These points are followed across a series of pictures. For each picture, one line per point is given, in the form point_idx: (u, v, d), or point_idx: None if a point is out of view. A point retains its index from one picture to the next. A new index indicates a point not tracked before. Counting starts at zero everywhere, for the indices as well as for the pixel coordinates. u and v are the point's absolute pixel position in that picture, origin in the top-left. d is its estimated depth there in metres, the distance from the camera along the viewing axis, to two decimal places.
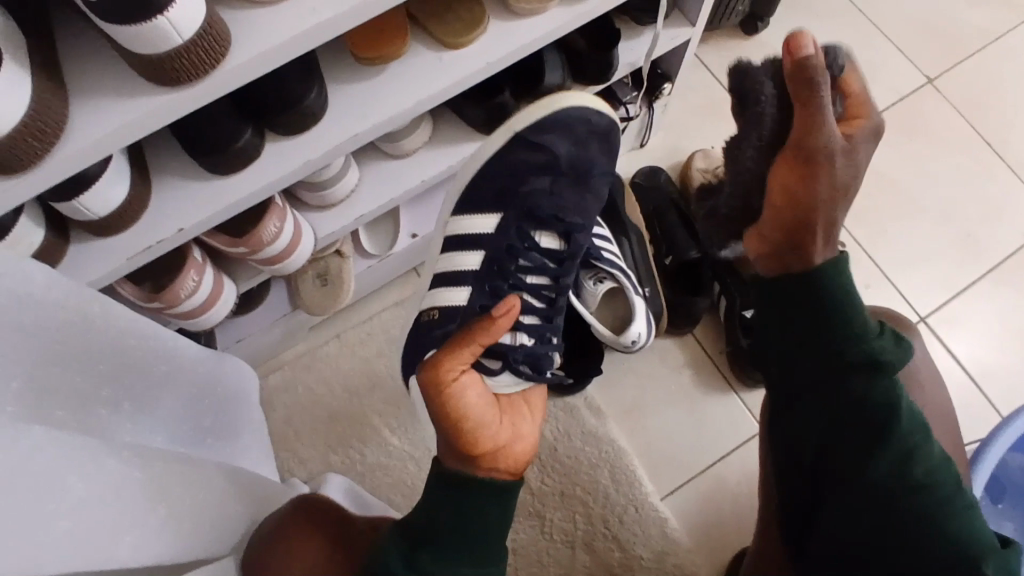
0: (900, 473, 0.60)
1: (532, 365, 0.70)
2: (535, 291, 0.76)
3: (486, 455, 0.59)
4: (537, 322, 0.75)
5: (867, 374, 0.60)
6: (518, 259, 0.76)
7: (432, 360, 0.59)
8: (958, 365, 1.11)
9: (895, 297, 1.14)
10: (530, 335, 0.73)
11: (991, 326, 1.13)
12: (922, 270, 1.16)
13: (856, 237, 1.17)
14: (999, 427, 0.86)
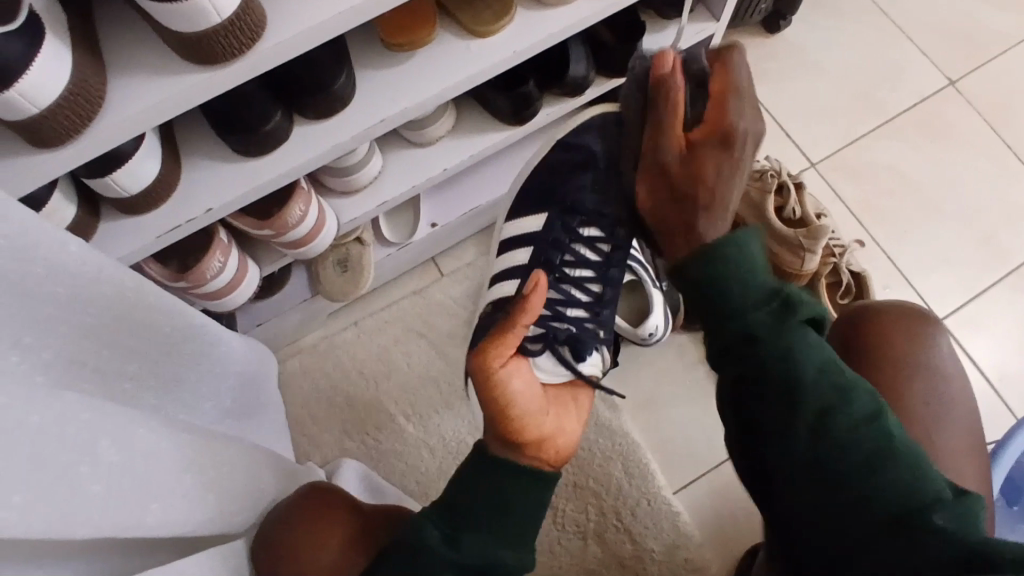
0: (826, 427, 0.55)
1: (573, 349, 0.71)
2: (580, 284, 0.77)
3: (531, 444, 0.60)
4: (583, 314, 0.76)
5: (766, 316, 0.57)
6: (564, 253, 0.77)
7: (481, 347, 0.60)
8: (975, 368, 1.10)
9: (913, 298, 1.14)
10: (573, 324, 0.74)
11: (1010, 330, 1.12)
12: (940, 272, 1.15)
13: (875, 237, 1.17)
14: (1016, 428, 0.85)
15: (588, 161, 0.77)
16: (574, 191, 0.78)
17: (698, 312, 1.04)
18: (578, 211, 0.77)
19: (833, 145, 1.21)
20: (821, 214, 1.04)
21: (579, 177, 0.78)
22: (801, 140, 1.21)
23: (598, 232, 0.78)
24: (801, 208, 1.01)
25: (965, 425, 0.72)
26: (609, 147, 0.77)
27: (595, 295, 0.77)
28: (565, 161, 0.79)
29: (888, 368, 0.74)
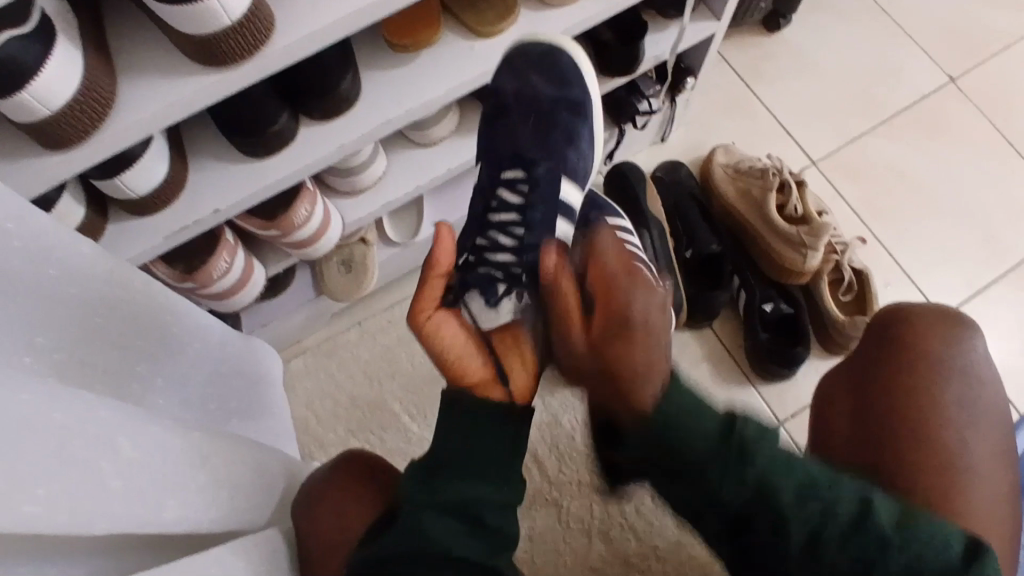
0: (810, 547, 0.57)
1: (485, 290, 0.69)
2: (502, 228, 0.74)
3: (478, 385, 0.63)
4: (510, 258, 0.72)
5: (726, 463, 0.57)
6: (492, 201, 0.77)
7: (410, 304, 0.66)
8: None
9: (915, 295, 1.14)
10: (499, 268, 0.72)
11: (1012, 326, 1.13)
12: (940, 268, 1.16)
13: (877, 234, 1.17)
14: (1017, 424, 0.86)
15: (501, 107, 0.79)
16: (501, 138, 0.79)
17: (702, 311, 1.04)
18: (504, 157, 0.78)
19: (834, 143, 1.22)
20: (822, 212, 1.04)
21: (503, 125, 0.79)
22: (802, 138, 1.22)
23: (518, 173, 0.77)
24: (802, 205, 1.02)
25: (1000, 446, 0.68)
26: (518, 83, 0.78)
27: (520, 238, 0.74)
28: (490, 113, 0.80)
29: (929, 373, 0.70)
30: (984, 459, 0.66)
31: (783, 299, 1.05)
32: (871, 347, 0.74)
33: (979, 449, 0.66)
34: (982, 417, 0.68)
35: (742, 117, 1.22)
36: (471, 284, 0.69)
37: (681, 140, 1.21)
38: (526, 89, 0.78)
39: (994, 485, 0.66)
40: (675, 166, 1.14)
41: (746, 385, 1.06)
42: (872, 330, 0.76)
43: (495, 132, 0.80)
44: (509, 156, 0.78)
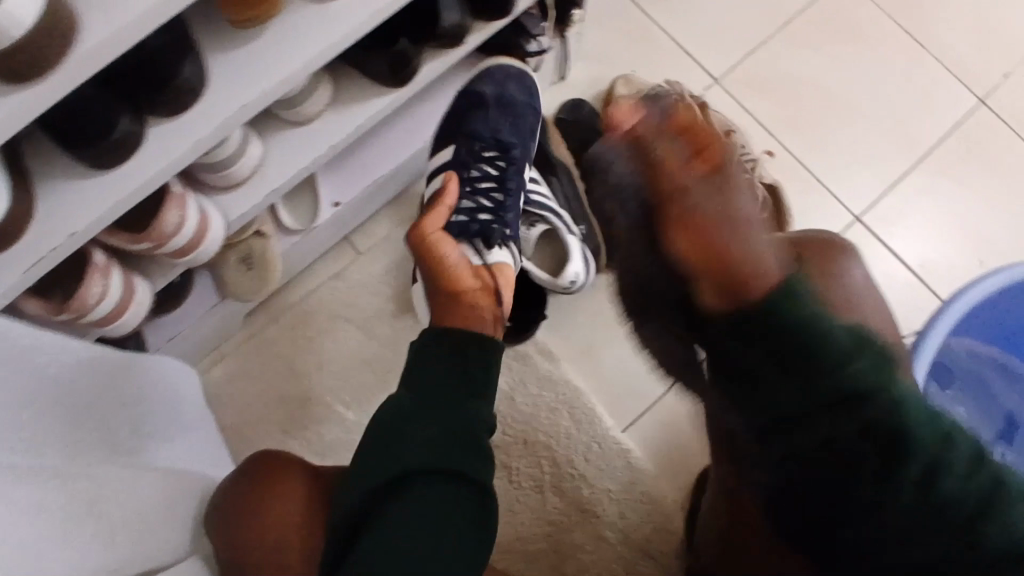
0: (923, 481, 0.53)
1: (484, 238, 0.86)
2: (484, 194, 0.91)
3: (465, 294, 0.80)
4: (490, 215, 0.89)
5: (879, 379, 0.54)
6: (469, 170, 0.93)
7: (415, 227, 0.83)
8: (898, 258, 1.12)
9: (830, 200, 1.14)
10: (484, 216, 0.89)
11: (925, 216, 1.14)
12: (851, 172, 1.16)
13: (788, 145, 1.16)
14: (937, 315, 0.87)
15: (478, 100, 0.96)
16: (472, 123, 0.95)
17: None
18: (476, 136, 0.95)
19: (735, 57, 1.19)
20: (728, 129, 1.02)
21: (474, 115, 0.96)
22: (701, 58, 1.18)
23: (493, 151, 0.95)
24: (705, 126, 1.00)
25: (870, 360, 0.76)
26: (496, 89, 0.97)
27: (498, 203, 0.91)
28: (463, 103, 0.96)
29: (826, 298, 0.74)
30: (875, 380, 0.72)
31: None
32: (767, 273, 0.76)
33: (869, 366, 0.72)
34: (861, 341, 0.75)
35: (639, 43, 1.18)
36: (473, 234, 0.86)
37: (581, 76, 1.16)
38: (504, 92, 0.97)
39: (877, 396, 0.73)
40: (574, 104, 1.09)
41: None
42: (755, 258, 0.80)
43: (471, 116, 0.96)
44: (483, 137, 0.95)
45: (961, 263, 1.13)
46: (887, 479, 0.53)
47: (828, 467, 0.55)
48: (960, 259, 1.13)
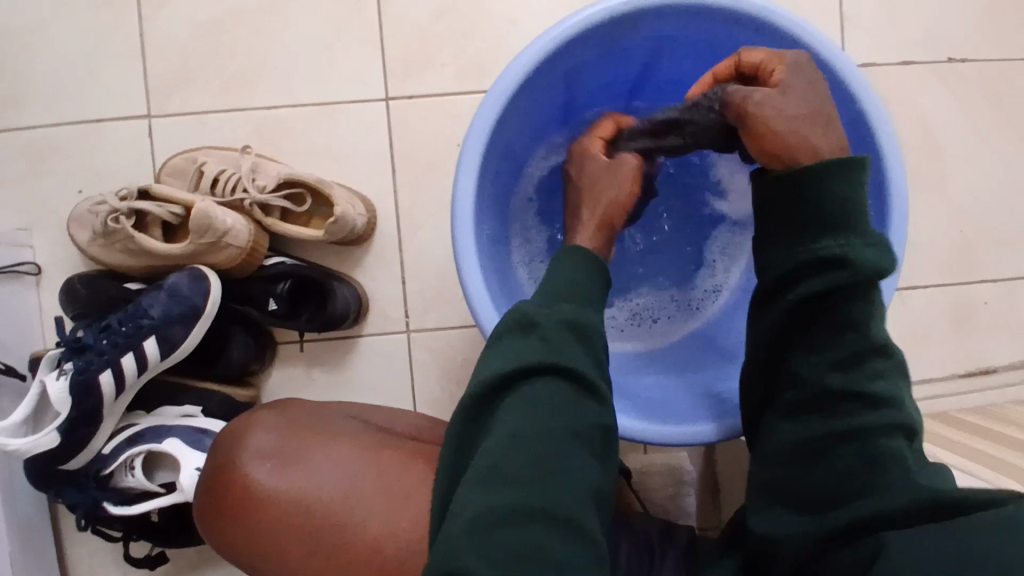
0: (853, 438, 0.49)
1: (75, 357, 0.76)
2: (101, 340, 0.77)
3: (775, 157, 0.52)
4: (94, 356, 0.77)
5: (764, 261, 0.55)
6: (116, 321, 0.78)
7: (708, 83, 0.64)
8: (454, 78, 0.94)
9: (349, 95, 0.94)
10: (96, 346, 0.77)
11: (434, 12, 0.93)
12: (343, 52, 0.94)
13: (265, 94, 0.94)
14: (490, 203, 0.69)
15: (166, 289, 0.79)
16: (152, 300, 0.79)
17: (235, 377, 0.87)
18: (160, 298, 0.79)
19: (135, 73, 0.94)
20: (202, 168, 0.86)
21: (152, 300, 0.79)
22: (111, 108, 0.95)
23: (139, 316, 0.78)
24: (172, 202, 0.82)
25: (358, 409, 0.76)
26: (188, 291, 0.79)
27: (115, 356, 0.77)
28: (167, 294, 0.79)
29: (313, 426, 0.69)
30: (396, 426, 0.75)
31: (274, 282, 0.85)
32: (273, 474, 0.64)
33: (384, 426, 0.74)
34: (352, 407, 0.76)
35: (52, 162, 0.95)
36: (94, 325, 0.79)
37: (52, 247, 0.95)
38: (179, 295, 0.79)
39: (410, 424, 0.76)
40: (69, 288, 0.88)
41: (356, 346, 0.93)
42: (251, 473, 0.65)
43: (148, 294, 0.80)
44: (149, 315, 0.78)
45: (512, 23, 0.93)
46: (836, 405, 0.50)
47: (782, 381, 0.54)
48: (499, 14, 0.93)
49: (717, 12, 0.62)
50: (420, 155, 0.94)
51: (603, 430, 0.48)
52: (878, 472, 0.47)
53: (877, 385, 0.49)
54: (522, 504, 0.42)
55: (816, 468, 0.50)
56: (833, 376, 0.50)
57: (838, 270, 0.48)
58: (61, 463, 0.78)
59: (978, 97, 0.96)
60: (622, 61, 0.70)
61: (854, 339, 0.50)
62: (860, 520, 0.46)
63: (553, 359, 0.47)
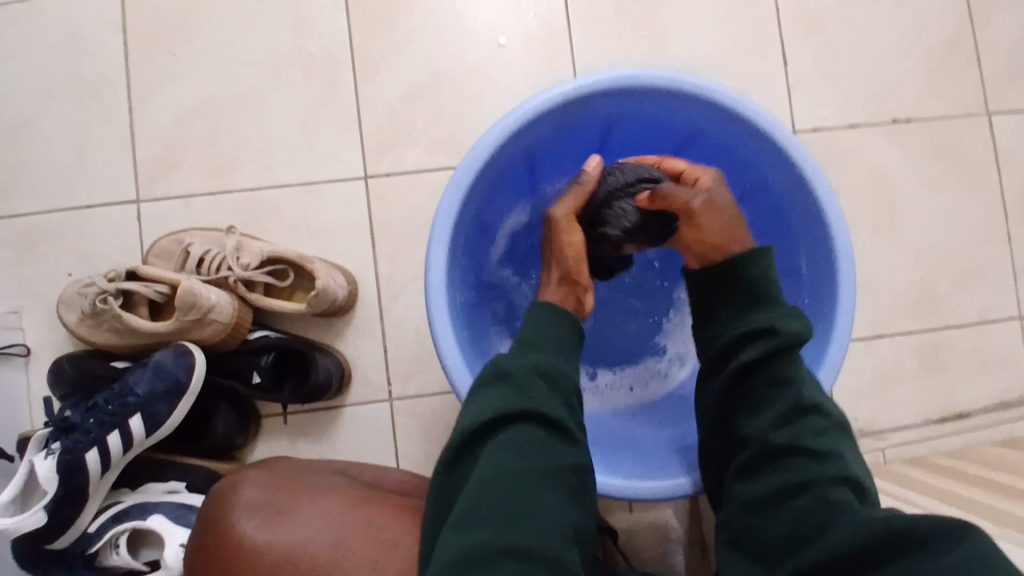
0: (806, 486, 0.51)
1: (62, 437, 0.78)
2: (88, 419, 0.79)
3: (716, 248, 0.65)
4: (80, 435, 0.78)
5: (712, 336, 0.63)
6: (103, 400, 0.80)
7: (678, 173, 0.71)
8: (429, 155, 0.99)
9: (330, 174, 0.99)
10: (83, 425, 0.78)
11: (408, 95, 0.99)
12: (322, 134, 0.99)
13: (249, 176, 0.99)
14: (461, 274, 0.72)
15: (152, 366, 0.81)
16: (138, 377, 0.81)
17: (220, 450, 0.89)
18: (146, 375, 0.81)
19: (125, 160, 0.99)
20: (187, 248, 0.90)
21: (138, 377, 0.81)
22: (100, 194, 0.99)
23: (126, 394, 0.80)
24: (158, 281, 0.85)
25: (347, 467, 0.77)
26: (174, 367, 0.81)
27: (101, 435, 0.79)
28: (153, 371, 0.81)
29: (302, 483, 0.69)
30: (383, 481, 0.76)
31: (258, 355, 0.88)
32: (261, 527, 0.64)
33: (370, 481, 0.75)
34: (341, 466, 0.77)
35: (42, 246, 0.98)
36: (81, 404, 0.80)
37: (41, 329, 0.97)
38: (165, 371, 0.81)
39: (396, 479, 0.76)
40: (57, 370, 0.90)
41: (340, 415, 0.95)
42: (240, 526, 0.64)
43: (135, 372, 0.82)
44: (136, 392, 0.80)
45: (481, 102, 1.00)
46: (786, 458, 0.53)
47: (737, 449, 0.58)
48: (469, 95, 1.00)
49: (664, 92, 0.67)
50: (399, 228, 0.98)
51: (576, 470, 0.51)
52: (830, 516, 0.48)
53: (824, 439, 0.53)
54: (504, 538, 0.44)
55: (778, 517, 0.51)
56: (772, 431, 0.55)
57: (768, 337, 0.57)
58: (47, 542, 0.78)
59: (923, 154, 1.02)
60: (581, 138, 0.76)
61: (791, 395, 0.55)
62: (823, 562, 0.47)
63: (525, 405, 0.51)
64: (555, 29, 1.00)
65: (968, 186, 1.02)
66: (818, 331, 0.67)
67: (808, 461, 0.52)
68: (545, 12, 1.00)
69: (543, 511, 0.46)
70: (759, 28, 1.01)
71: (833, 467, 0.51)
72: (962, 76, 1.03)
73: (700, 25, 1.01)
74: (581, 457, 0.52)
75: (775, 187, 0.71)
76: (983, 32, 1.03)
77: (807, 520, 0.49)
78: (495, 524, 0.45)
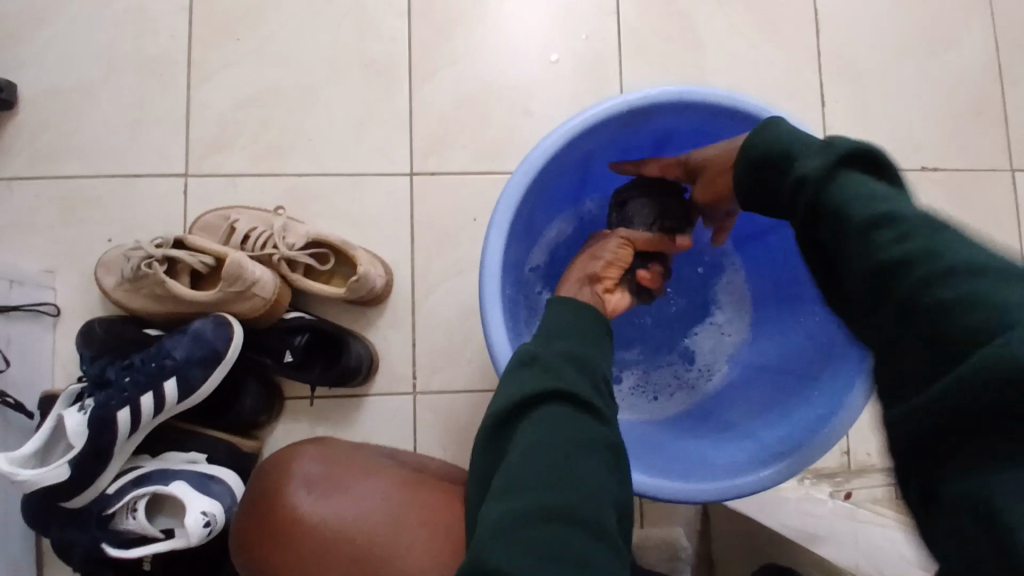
0: (866, 248, 0.40)
1: (97, 392, 0.78)
2: (123, 377, 0.79)
3: None
4: (114, 392, 0.78)
5: (766, 181, 0.54)
6: (139, 360, 0.80)
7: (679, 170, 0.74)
8: (474, 159, 1.02)
9: (376, 168, 1.01)
10: (117, 383, 0.78)
11: (460, 99, 1.03)
12: (372, 129, 1.02)
13: (297, 161, 1.01)
14: (511, 269, 0.75)
15: (191, 332, 0.82)
16: (175, 341, 0.82)
17: (243, 426, 0.89)
18: (184, 340, 0.81)
19: (178, 135, 1.02)
20: (233, 224, 0.92)
21: (176, 341, 0.81)
22: (149, 166, 1.01)
23: (162, 357, 0.80)
24: (204, 252, 0.86)
25: (394, 453, 0.77)
26: (211, 334, 0.82)
27: (133, 394, 0.79)
28: (191, 337, 0.81)
29: (353, 461, 0.69)
30: (430, 466, 0.76)
31: (292, 334, 0.88)
32: (316, 501, 0.65)
33: (415, 466, 0.75)
34: (387, 452, 0.77)
35: (85, 210, 1.00)
36: (117, 362, 0.80)
37: (74, 291, 0.98)
38: (202, 338, 0.81)
39: (440, 467, 0.76)
40: (87, 330, 0.90)
41: (363, 404, 0.95)
42: (295, 502, 0.65)
43: (172, 336, 0.82)
44: (172, 356, 0.80)
45: (529, 114, 1.03)
46: (832, 234, 0.43)
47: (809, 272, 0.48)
48: (519, 106, 1.03)
49: (724, 112, 0.70)
50: (438, 226, 1.00)
51: (612, 449, 0.50)
52: (908, 270, 0.38)
53: (897, 205, 0.41)
54: (541, 503, 0.43)
55: (938, 347, 0.36)
56: (818, 208, 0.45)
57: (801, 160, 0.49)
58: (65, 499, 0.78)
59: (948, 206, 1.05)
60: (634, 150, 0.79)
61: (807, 190, 0.46)
62: (936, 336, 0.36)
63: (554, 384, 0.51)
64: (606, 52, 1.04)
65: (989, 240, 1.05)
66: (854, 352, 0.70)
67: (852, 219, 0.42)
68: (599, 35, 1.04)
69: (582, 484, 0.45)
70: (800, 70, 1.05)
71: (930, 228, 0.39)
72: (989, 134, 1.07)
73: (745, 62, 1.05)
74: (614, 436, 0.51)
75: None
76: (1011, 95, 1.08)
77: (892, 295, 0.39)
78: (521, 496, 0.44)
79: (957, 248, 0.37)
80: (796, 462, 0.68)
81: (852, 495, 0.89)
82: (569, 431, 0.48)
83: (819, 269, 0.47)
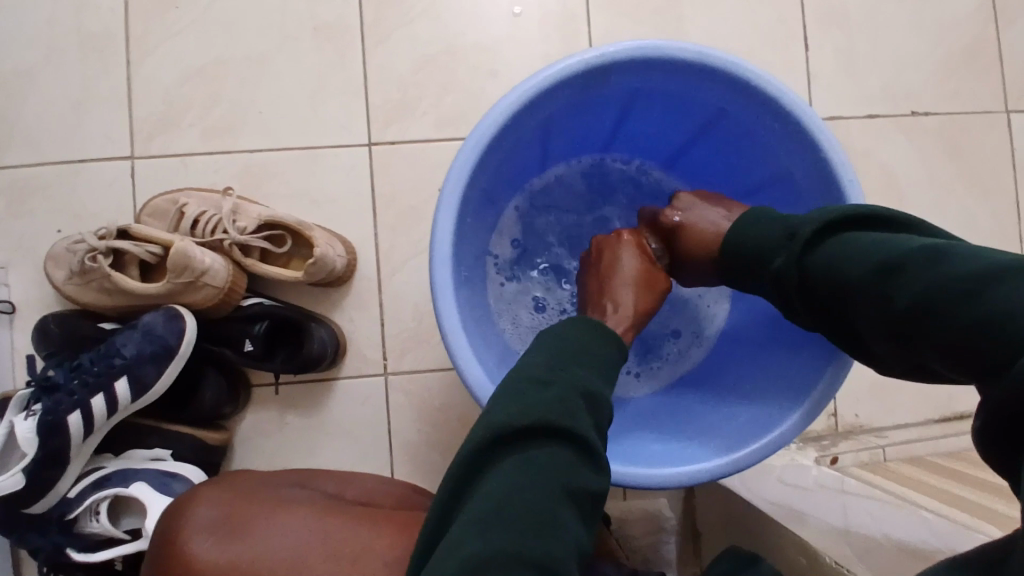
0: (920, 272, 0.42)
1: (45, 398, 0.76)
2: (71, 381, 0.77)
3: None
4: (63, 398, 0.76)
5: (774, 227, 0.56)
6: (87, 362, 0.78)
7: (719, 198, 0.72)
8: (435, 126, 0.96)
9: (332, 142, 0.96)
10: (65, 387, 0.76)
11: (417, 64, 0.96)
12: (326, 100, 0.96)
13: (248, 139, 0.95)
14: (467, 242, 0.70)
15: (139, 330, 0.79)
16: (123, 339, 0.79)
17: (205, 420, 0.86)
18: (133, 338, 0.79)
19: (120, 118, 0.96)
20: (182, 208, 0.87)
21: (124, 339, 0.79)
22: (94, 150, 0.95)
23: (111, 357, 0.78)
24: (150, 241, 0.82)
25: (308, 481, 0.74)
26: (159, 330, 0.79)
27: (83, 399, 0.76)
28: (139, 334, 0.79)
29: (261, 496, 0.66)
30: (348, 492, 0.73)
31: (251, 322, 0.85)
32: (213, 546, 0.60)
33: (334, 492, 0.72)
34: (299, 477, 0.74)
35: (30, 202, 0.95)
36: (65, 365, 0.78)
37: (27, 284, 0.94)
38: (152, 335, 0.79)
39: (365, 490, 0.75)
40: (41, 327, 0.86)
41: (333, 388, 0.92)
42: (191, 547, 0.59)
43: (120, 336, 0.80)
44: (121, 355, 0.78)
45: (493, 74, 0.96)
46: (875, 270, 0.45)
47: (832, 309, 0.50)
48: (481, 67, 0.96)
49: (689, 68, 0.64)
50: (401, 200, 0.95)
51: (595, 494, 0.45)
52: (961, 276, 0.40)
53: (895, 245, 0.46)
54: (514, 549, 0.39)
55: (939, 348, 0.41)
56: (858, 255, 0.47)
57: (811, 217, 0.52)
58: (25, 505, 0.76)
59: (941, 152, 0.99)
60: (597, 109, 0.72)
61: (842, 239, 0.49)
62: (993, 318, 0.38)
63: (564, 419, 0.44)
64: (572, 2, 0.97)
65: (984, 187, 1.00)
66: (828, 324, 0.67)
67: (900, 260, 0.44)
68: None
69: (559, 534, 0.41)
70: (782, 12, 0.98)
71: (920, 248, 0.44)
72: (984, 73, 1.00)
73: (722, 6, 0.98)
74: (600, 482, 0.46)
75: (796, 175, 0.68)
76: (1008, 29, 1.01)
77: (940, 297, 0.40)
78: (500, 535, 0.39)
79: (955, 248, 0.42)
80: (786, 430, 0.64)
81: (838, 460, 0.87)
82: (565, 468, 0.43)
83: (854, 311, 0.47)
